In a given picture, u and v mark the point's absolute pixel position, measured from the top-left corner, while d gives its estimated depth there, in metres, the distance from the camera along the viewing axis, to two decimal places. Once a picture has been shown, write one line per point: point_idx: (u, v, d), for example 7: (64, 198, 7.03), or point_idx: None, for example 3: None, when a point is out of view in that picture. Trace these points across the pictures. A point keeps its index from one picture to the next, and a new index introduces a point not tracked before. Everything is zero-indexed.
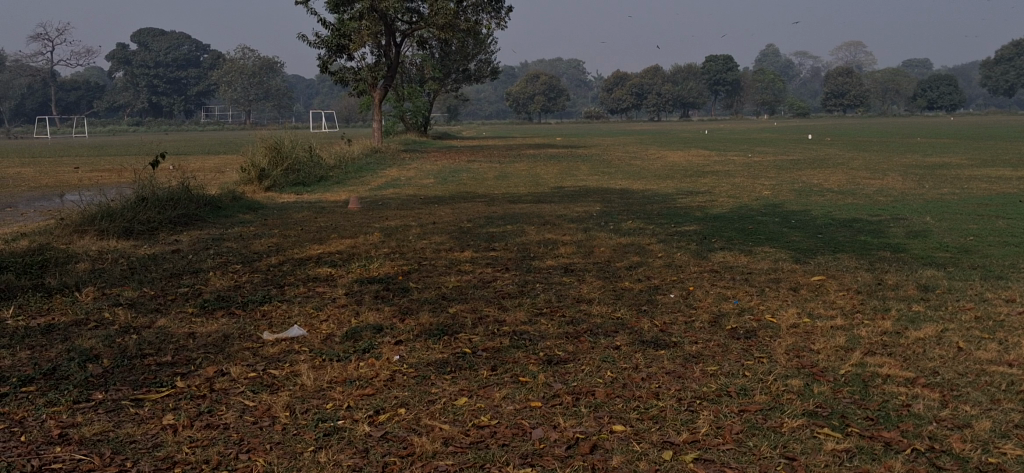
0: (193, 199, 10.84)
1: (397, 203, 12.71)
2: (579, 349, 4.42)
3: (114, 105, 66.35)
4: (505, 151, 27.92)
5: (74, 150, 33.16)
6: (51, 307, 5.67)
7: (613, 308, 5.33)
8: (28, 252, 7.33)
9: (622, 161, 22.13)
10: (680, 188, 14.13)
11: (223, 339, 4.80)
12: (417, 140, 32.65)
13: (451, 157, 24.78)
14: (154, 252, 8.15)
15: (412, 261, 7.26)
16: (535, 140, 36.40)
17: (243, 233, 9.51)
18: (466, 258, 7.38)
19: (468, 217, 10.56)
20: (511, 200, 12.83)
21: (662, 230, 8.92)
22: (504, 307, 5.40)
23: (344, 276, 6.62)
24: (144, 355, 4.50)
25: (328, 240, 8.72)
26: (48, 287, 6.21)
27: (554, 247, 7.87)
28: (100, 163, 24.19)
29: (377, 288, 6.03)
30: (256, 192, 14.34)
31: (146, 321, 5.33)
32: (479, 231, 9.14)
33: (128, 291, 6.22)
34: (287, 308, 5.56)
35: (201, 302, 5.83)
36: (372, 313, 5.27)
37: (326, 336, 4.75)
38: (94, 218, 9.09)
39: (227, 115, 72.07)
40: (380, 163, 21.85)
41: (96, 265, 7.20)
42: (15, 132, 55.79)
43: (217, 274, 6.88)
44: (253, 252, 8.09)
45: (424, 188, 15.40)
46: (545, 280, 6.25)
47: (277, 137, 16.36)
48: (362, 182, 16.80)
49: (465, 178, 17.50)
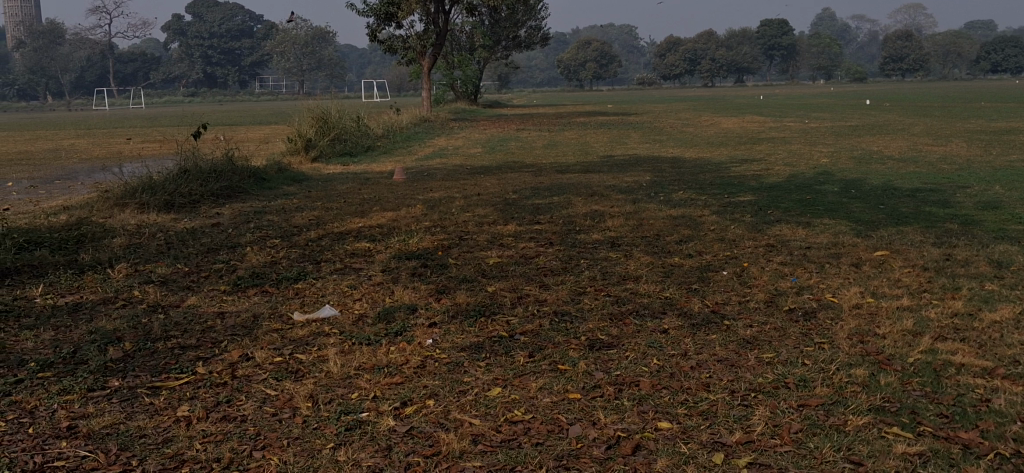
0: (237, 170, 10.70)
1: (443, 174, 12.49)
2: (624, 332, 4.14)
3: (170, 76, 67.11)
4: (555, 119, 27.53)
5: (130, 121, 33.50)
6: (81, 285, 5.53)
7: (662, 286, 5.03)
8: (64, 226, 7.22)
9: (674, 128, 21.63)
10: (734, 156, 13.71)
11: (251, 319, 4.60)
12: (466, 109, 32.35)
13: (500, 125, 24.46)
14: (193, 226, 8.01)
15: (454, 234, 7.02)
16: (586, 108, 35.92)
17: (285, 206, 9.34)
18: (510, 232, 7.09)
19: (513, 188, 10.27)
20: (558, 170, 12.52)
21: (714, 201, 8.56)
22: (546, 285, 5.13)
23: (382, 251, 6.39)
24: (169, 337, 4.33)
25: (369, 213, 8.50)
26: (81, 264, 6.08)
27: (602, 219, 7.57)
28: (153, 134, 24.30)
29: (415, 265, 5.79)
30: (303, 163, 14.22)
31: (176, 299, 5.16)
32: (524, 203, 8.87)
33: (161, 268, 6.06)
34: (322, 286, 5.35)
35: (234, 279, 5.64)
36: (407, 292, 5.04)
37: (358, 317, 4.53)
38: (136, 191, 8.99)
39: (280, 85, 72.52)
40: (429, 133, 21.61)
41: (133, 240, 7.07)
42: (75, 105, 56.70)
43: (253, 249, 6.70)
44: (293, 226, 7.90)
45: (472, 158, 15.17)
46: (591, 256, 5.95)
47: (324, 107, 16.19)
48: (409, 152, 16.59)
49: (513, 147, 17.19)
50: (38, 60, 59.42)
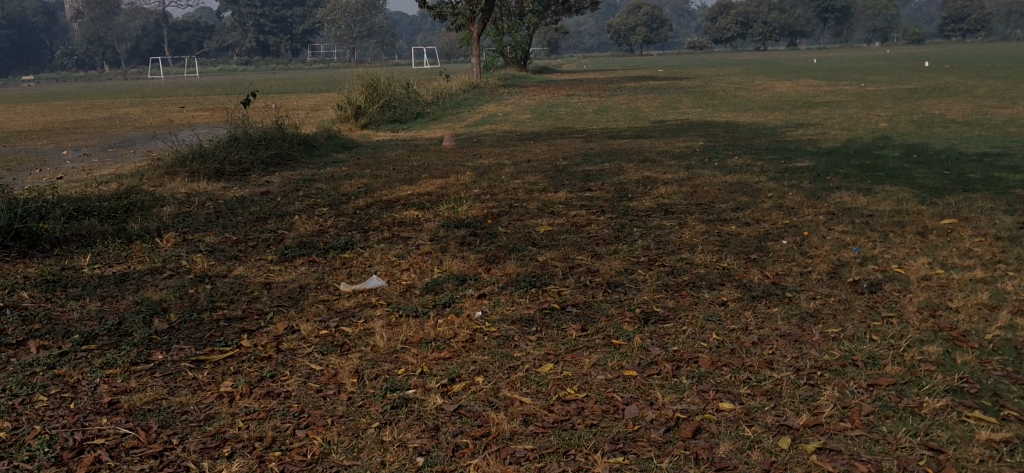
0: (287, 138, 10.64)
1: (492, 140, 12.33)
2: (680, 304, 3.97)
3: (222, 45, 67.70)
4: (606, 85, 27.17)
5: (184, 90, 33.79)
6: (129, 255, 5.49)
7: (719, 256, 4.84)
8: (115, 195, 7.20)
9: (727, 92, 21.20)
10: (791, 120, 13.37)
11: (297, 290, 4.50)
12: (516, 75, 32.09)
13: (550, 91, 24.20)
14: (242, 194, 7.96)
15: (503, 202, 6.86)
16: (637, 73, 35.44)
17: (334, 174, 9.26)
18: (560, 199, 6.92)
19: (563, 154, 10.08)
20: (609, 136, 12.29)
21: (772, 166, 8.30)
22: (598, 255, 4.96)
23: (431, 219, 6.26)
24: (214, 309, 4.26)
25: (418, 180, 8.38)
26: (129, 233, 6.05)
27: (655, 186, 7.37)
28: (206, 102, 24.46)
29: (464, 233, 5.65)
30: (352, 130, 14.15)
31: (222, 269, 5.09)
32: (575, 170, 8.68)
33: (208, 237, 6.00)
34: (369, 256, 5.24)
35: (282, 247, 5.55)
36: (455, 262, 4.91)
37: (406, 288, 4.41)
38: (185, 160, 8.97)
39: (330, 53, 72.78)
40: (479, 99, 21.43)
41: (182, 209, 7.03)
42: (130, 74, 57.45)
43: (301, 218, 6.62)
44: (341, 194, 7.81)
45: (522, 123, 14.98)
46: (644, 224, 5.76)
47: (373, 74, 16.09)
48: (459, 118, 16.45)
49: (564, 113, 16.96)
50: (94, 30, 60.26)
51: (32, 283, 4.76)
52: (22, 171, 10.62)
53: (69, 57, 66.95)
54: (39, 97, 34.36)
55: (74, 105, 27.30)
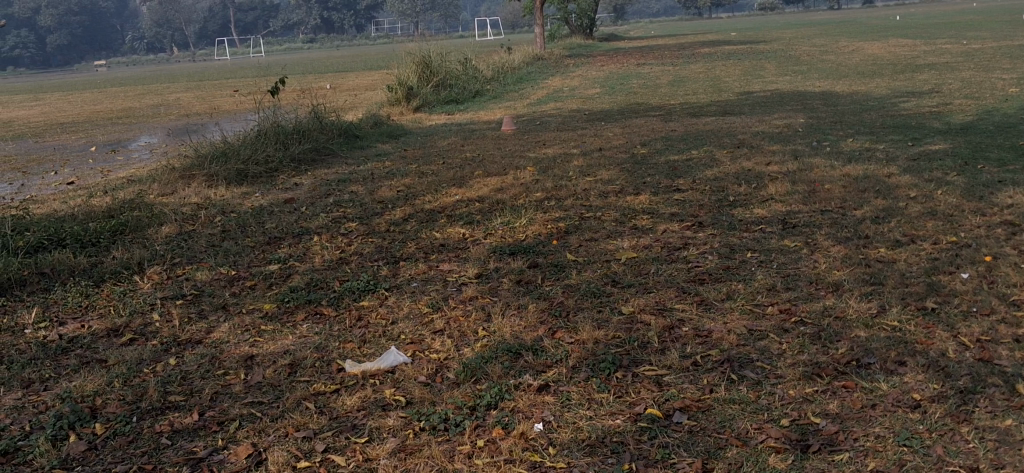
0: (325, 129, 9.41)
1: (559, 122, 10.97)
2: (850, 405, 2.58)
3: (287, 23, 67.13)
4: (679, 51, 25.52)
5: (245, 71, 33.03)
6: (92, 306, 4.28)
7: (882, 305, 3.42)
8: (105, 215, 6.03)
9: (813, 56, 19.48)
10: (898, 88, 11.73)
11: (284, 373, 3.22)
12: (583, 44, 30.52)
13: (619, 60, 22.63)
14: (263, 203, 6.75)
15: (572, 212, 5.52)
16: (707, 38, 33.61)
17: (374, 171, 8.00)
18: (644, 206, 5.55)
19: (640, 139, 8.67)
20: (690, 113, 10.82)
21: (900, 151, 6.81)
22: (705, 305, 3.58)
23: (481, 240, 4.94)
24: (161, 409, 2.99)
25: (470, 180, 7.07)
26: (105, 269, 4.85)
27: (760, 184, 5.95)
28: (261, 84, 23.52)
29: (522, 267, 4.32)
30: (405, 114, 12.88)
31: (200, 329, 3.84)
32: (657, 161, 7.28)
33: (200, 272, 4.76)
34: (395, 305, 3.93)
35: (286, 291, 4.28)
36: (509, 318, 3.58)
37: (437, 371, 3.09)
38: (203, 162, 7.79)
39: (394, 26, 71.73)
40: (543, 72, 20.04)
41: (183, 229, 5.82)
42: (196, 54, 57.16)
43: (322, 239, 5.36)
44: (378, 200, 6.54)
45: (591, 100, 13.58)
46: (760, 249, 4.36)
47: (425, 50, 14.78)
48: (521, 95, 15.06)
49: (636, 85, 15.51)
50: (162, 13, 60.27)
51: None
52: (36, 174, 9.64)
53: (140, 41, 67.21)
54: (99, 83, 33.77)
55: (132, 91, 26.66)
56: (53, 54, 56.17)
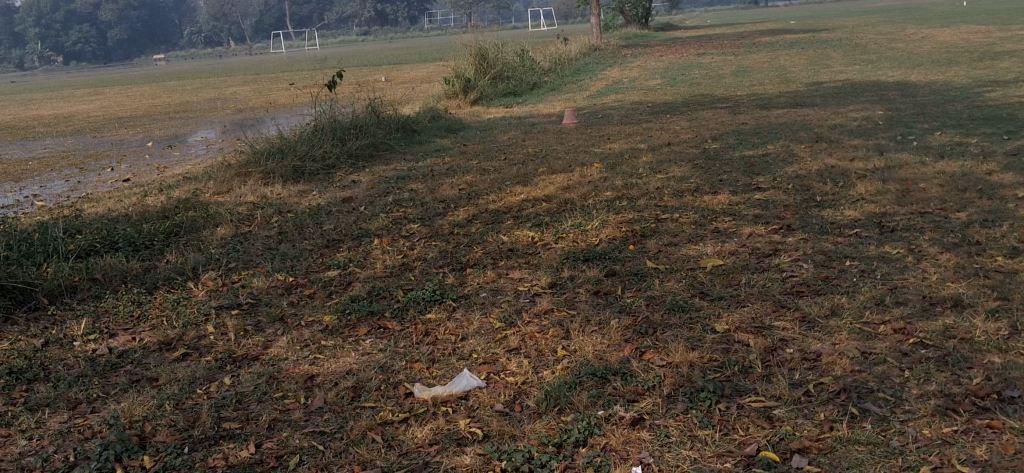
0: (382, 123, 9.16)
1: (622, 115, 10.60)
2: (1002, 452, 2.22)
3: (342, 16, 67.33)
4: (739, 40, 24.91)
5: (300, 64, 33.08)
6: (144, 316, 4.06)
7: (1013, 325, 3.03)
8: (159, 215, 5.83)
9: (881, 44, 18.81)
10: (978, 77, 11.16)
11: (348, 397, 2.94)
12: (639, 34, 29.98)
13: (677, 50, 22.11)
14: (321, 202, 6.51)
15: (647, 213, 5.18)
16: (767, 26, 32.83)
17: (434, 167, 7.72)
18: (724, 206, 5.19)
19: (710, 133, 8.29)
20: (759, 104, 10.38)
21: (996, 146, 6.34)
22: (808, 323, 3.23)
23: (552, 245, 4.63)
24: (214, 439, 2.72)
25: (534, 178, 6.76)
26: (158, 275, 4.63)
27: (848, 183, 5.55)
28: (316, 78, 23.40)
29: (599, 276, 3.99)
30: (463, 107, 12.60)
31: (256, 344, 3.58)
32: (732, 156, 6.90)
33: (257, 279, 4.51)
34: (463, 319, 3.63)
35: (347, 301, 4.01)
36: (591, 336, 3.26)
37: (516, 398, 2.79)
38: (260, 159, 7.58)
39: (447, 18, 71.64)
40: (601, 63, 19.62)
41: (240, 231, 5.59)
42: (253, 48, 57.54)
43: (383, 242, 5.09)
44: (439, 199, 6.25)
45: (652, 91, 13.18)
46: (860, 257, 3.98)
47: (482, 41, 14.48)
48: (580, 87, 14.69)
49: (698, 76, 15.05)
50: None
51: None
52: (94, 171, 9.52)
53: (198, 35, 67.91)
54: (157, 77, 33.94)
55: (190, 84, 26.72)
56: (114, 49, 56.94)
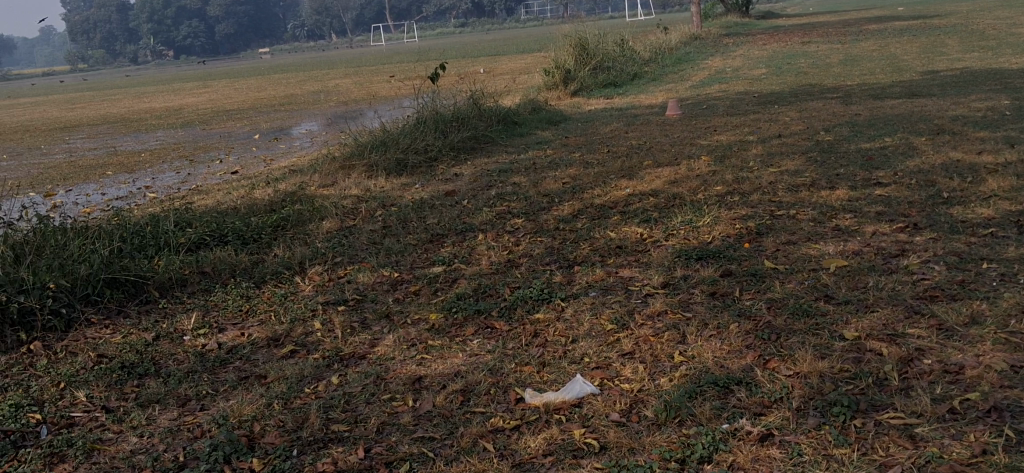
0: (484, 116, 9.10)
1: (727, 105, 10.31)
2: None
3: (440, 8, 67.82)
4: (846, 27, 24.11)
5: (400, 57, 33.39)
6: (251, 311, 4.05)
7: None
8: (266, 208, 5.86)
9: (1000, 30, 17.93)
10: None
11: (457, 401, 2.85)
12: (740, 22, 29.32)
13: (781, 39, 21.51)
14: (424, 195, 6.46)
15: (761, 209, 4.96)
16: (875, 13, 31.73)
17: (536, 160, 7.61)
18: (844, 202, 4.94)
19: (822, 124, 7.97)
20: (872, 94, 9.96)
21: None
22: (947, 331, 3.01)
23: (663, 242, 4.46)
24: (322, 443, 2.66)
25: (640, 171, 6.59)
26: (265, 269, 4.63)
27: (977, 178, 5.22)
28: (416, 69, 23.56)
29: (715, 276, 3.82)
30: (563, 98, 12.46)
31: (363, 342, 3.53)
32: (847, 149, 6.60)
33: (362, 274, 4.47)
34: (574, 321, 3.50)
35: (453, 299, 3.93)
36: (710, 341, 3.10)
37: (634, 408, 2.65)
38: (363, 152, 7.59)
39: (544, 9, 71.50)
40: (702, 52, 19.22)
41: (345, 224, 5.58)
42: (353, 41, 58.44)
43: (488, 237, 5.00)
44: (543, 192, 6.13)
45: (758, 81, 12.81)
46: (999, 259, 3.71)
47: (581, 31, 14.31)
48: (682, 77, 14.39)
49: (805, 65, 14.59)
50: None
51: (99, 372, 3.39)
52: (202, 163, 9.70)
53: (301, 28, 69.31)
54: (261, 70, 34.71)
55: (293, 77, 27.21)
56: (222, 43, 58.53)
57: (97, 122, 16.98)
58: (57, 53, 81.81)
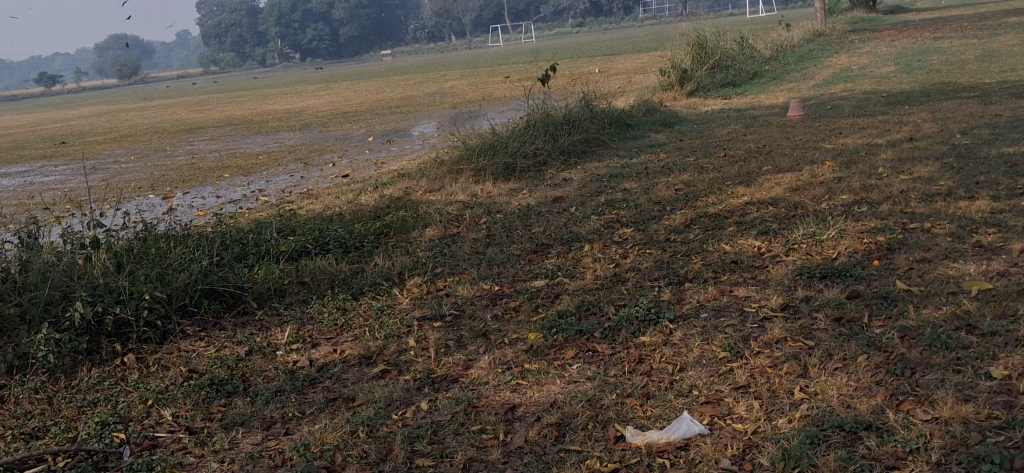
0: (596, 118, 8.84)
1: (854, 105, 9.78)
2: None
3: (556, 8, 67.61)
4: (983, 21, 22.79)
5: (516, 57, 33.31)
6: (346, 326, 3.91)
7: None
8: (371, 215, 5.75)
9: None
10: None
11: (552, 437, 2.63)
12: (867, 18, 28.13)
13: (912, 34, 20.47)
14: (531, 201, 6.26)
15: (892, 222, 4.57)
16: (1013, 5, 29.98)
17: (649, 165, 7.32)
18: (986, 214, 4.50)
19: (958, 126, 7.41)
20: (1014, 93, 9.27)
21: None
22: None
23: (782, 258, 4.13)
24: None
25: (758, 177, 6.23)
26: (364, 279, 4.50)
27: None
28: (531, 70, 23.41)
29: (840, 299, 3.48)
30: (678, 99, 12.08)
31: (458, 363, 3.34)
32: (988, 153, 6.09)
33: (462, 286, 4.29)
34: (682, 346, 3.23)
35: (555, 317, 3.70)
36: (834, 377, 2.79)
37: (747, 455, 2.38)
38: (471, 156, 7.44)
39: (663, 8, 70.54)
40: (826, 49, 18.43)
41: (448, 232, 5.41)
42: (471, 41, 58.82)
43: (595, 248, 4.75)
44: (655, 200, 5.84)
45: (887, 79, 12.14)
46: None
47: (699, 29, 13.86)
48: (804, 76, 13.79)
49: (938, 61, 13.78)
50: None
51: (188, 390, 3.30)
52: (316, 166, 9.74)
53: (420, 30, 70.21)
54: (380, 72, 35.18)
55: (409, 79, 27.43)
56: (344, 46, 59.76)
57: (220, 124, 17.41)
58: (190, 56, 85.06)
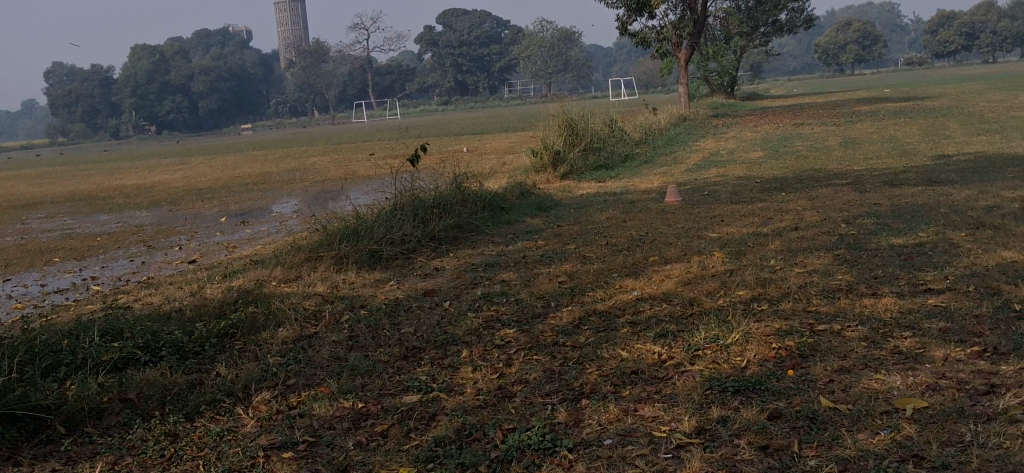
0: (468, 202, 8.35)
1: (731, 191, 9.63)
2: None
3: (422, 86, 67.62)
4: (836, 109, 23.62)
5: (382, 134, 32.79)
6: (174, 457, 3.20)
7: None
8: (216, 312, 5.04)
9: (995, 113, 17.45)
10: None
11: None
12: (726, 103, 28.91)
13: (772, 120, 20.99)
14: (400, 295, 5.67)
15: (798, 322, 4.19)
16: (861, 94, 31.38)
17: (528, 253, 6.85)
18: (896, 314, 4.18)
19: (840, 214, 7.26)
20: (884, 180, 9.28)
21: None
22: None
23: (687, 367, 3.66)
24: None
25: (644, 268, 5.83)
26: (200, 395, 3.79)
27: None
28: (396, 148, 22.89)
29: (761, 422, 3.02)
30: (551, 181, 11.76)
31: None
32: (878, 244, 5.86)
33: (320, 402, 3.65)
34: None
35: (430, 445, 3.11)
36: None
37: None
38: (334, 242, 6.80)
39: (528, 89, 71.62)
40: (692, 133, 18.63)
41: (305, 334, 4.75)
42: (336, 117, 58.07)
43: (475, 353, 4.19)
44: (537, 294, 5.34)
45: (756, 164, 12.15)
46: None
47: (570, 111, 13.65)
48: (675, 159, 13.74)
49: (803, 147, 13.95)
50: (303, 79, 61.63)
51: None
52: (160, 250, 8.88)
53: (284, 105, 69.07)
54: (239, 147, 34.00)
55: (270, 154, 26.52)
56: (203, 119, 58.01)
57: (60, 200, 16.13)
58: (36, 126, 81.10)
